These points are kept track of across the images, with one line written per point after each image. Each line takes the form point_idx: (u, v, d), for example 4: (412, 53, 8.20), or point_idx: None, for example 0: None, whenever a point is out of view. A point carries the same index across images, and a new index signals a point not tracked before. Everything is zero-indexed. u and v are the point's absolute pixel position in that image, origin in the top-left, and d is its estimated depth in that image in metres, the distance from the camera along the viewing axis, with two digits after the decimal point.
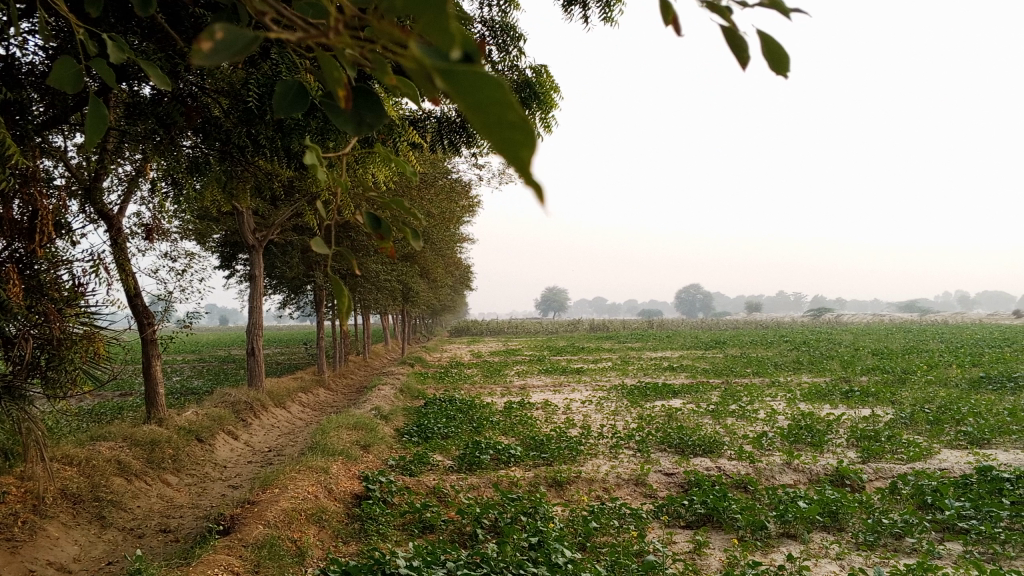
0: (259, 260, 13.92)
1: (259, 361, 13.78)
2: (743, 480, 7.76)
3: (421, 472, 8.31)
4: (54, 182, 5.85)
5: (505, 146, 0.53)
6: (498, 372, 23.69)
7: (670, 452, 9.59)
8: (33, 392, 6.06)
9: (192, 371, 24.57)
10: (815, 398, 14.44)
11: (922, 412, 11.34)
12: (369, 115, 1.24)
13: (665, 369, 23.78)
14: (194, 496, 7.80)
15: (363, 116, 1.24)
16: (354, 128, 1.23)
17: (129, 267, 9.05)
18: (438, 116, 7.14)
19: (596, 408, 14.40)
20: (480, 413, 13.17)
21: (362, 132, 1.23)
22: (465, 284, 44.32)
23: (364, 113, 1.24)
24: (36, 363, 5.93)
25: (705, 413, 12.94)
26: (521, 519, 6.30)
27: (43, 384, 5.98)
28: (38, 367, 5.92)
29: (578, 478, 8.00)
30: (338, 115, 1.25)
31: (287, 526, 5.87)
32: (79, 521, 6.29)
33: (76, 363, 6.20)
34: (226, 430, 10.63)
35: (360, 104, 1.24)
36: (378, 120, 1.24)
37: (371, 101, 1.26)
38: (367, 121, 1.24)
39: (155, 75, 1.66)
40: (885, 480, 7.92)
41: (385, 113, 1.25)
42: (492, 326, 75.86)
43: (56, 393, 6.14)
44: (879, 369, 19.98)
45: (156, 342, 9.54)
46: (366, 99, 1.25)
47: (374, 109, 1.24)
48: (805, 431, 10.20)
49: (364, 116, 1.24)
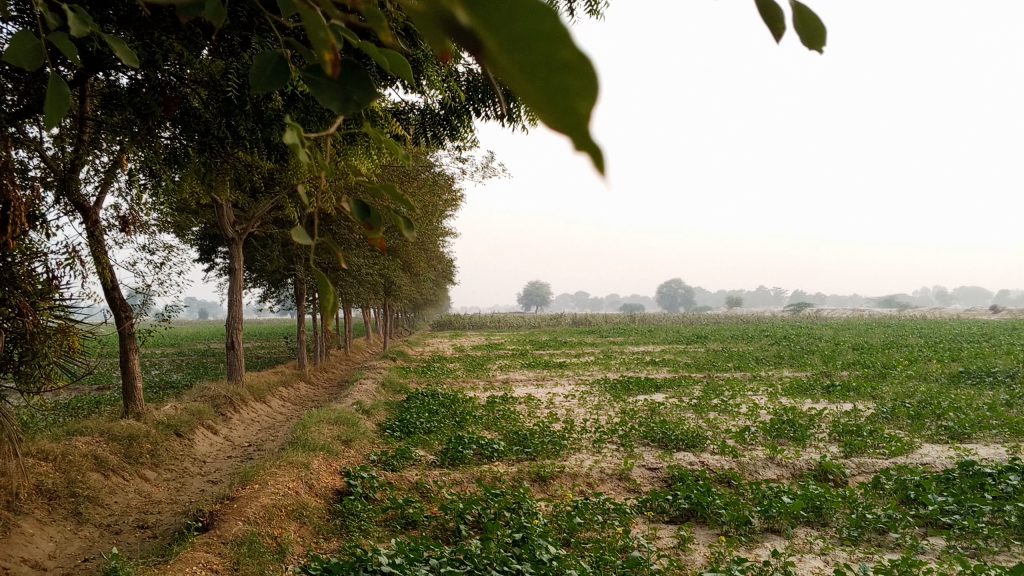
0: (239, 253, 13.77)
1: (239, 355, 13.65)
2: (727, 475, 7.76)
3: (403, 467, 8.25)
4: (27, 173, 5.73)
5: (555, 101, 0.40)
6: (481, 366, 23.65)
7: (653, 447, 9.58)
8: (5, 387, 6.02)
9: (171, 365, 24.34)
10: (796, 392, 14.50)
11: (903, 407, 11.41)
12: (357, 94, 1.05)
13: (648, 363, 23.83)
14: (172, 492, 7.70)
15: (350, 92, 1.05)
16: (340, 107, 1.04)
17: (106, 259, 8.92)
18: (421, 107, 7.05)
19: (579, 402, 14.38)
20: (463, 407, 13.12)
21: (349, 112, 1.04)
22: (448, 278, 44.25)
23: (351, 91, 1.05)
24: (8, 359, 5.88)
25: (688, 407, 12.96)
26: (505, 514, 6.25)
27: (14, 380, 5.96)
28: (10, 363, 5.87)
29: (562, 473, 7.96)
30: (321, 92, 1.06)
31: (267, 522, 5.79)
32: (55, 517, 6.18)
33: (50, 357, 6.10)
34: (206, 425, 10.52)
35: (348, 80, 1.05)
36: (368, 98, 1.05)
37: (360, 77, 1.08)
38: (355, 100, 1.04)
39: (124, 52, 1.61)
40: (867, 474, 7.94)
41: (376, 92, 1.05)
42: (474, 321, 75.94)
43: (29, 388, 6.10)
44: (859, 363, 20.11)
45: (134, 336, 9.41)
46: (355, 76, 1.06)
47: (364, 87, 1.05)
48: (787, 426, 10.23)
49: (352, 94, 1.05)
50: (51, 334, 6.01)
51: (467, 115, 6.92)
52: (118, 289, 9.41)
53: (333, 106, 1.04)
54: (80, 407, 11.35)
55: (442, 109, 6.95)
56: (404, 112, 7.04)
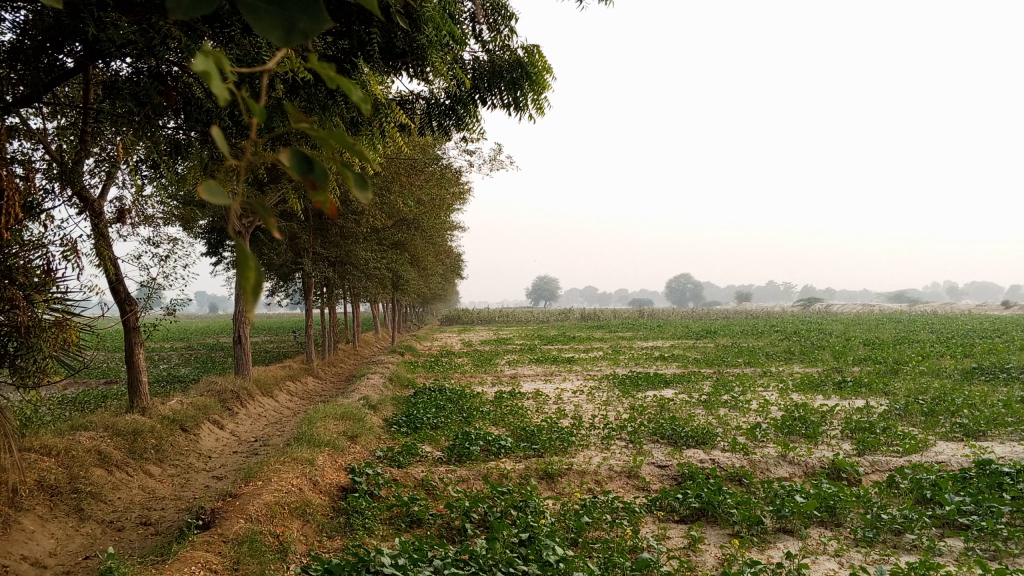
0: (245, 247, 13.73)
1: (246, 349, 13.61)
2: (738, 473, 7.65)
3: (410, 464, 8.15)
4: (23, 163, 5.66)
5: None
6: (489, 361, 23.58)
7: (663, 444, 9.47)
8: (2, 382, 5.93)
9: (180, 359, 24.38)
10: (807, 388, 14.36)
11: (916, 403, 11.27)
12: (303, 19, 0.93)
13: (657, 358, 23.71)
14: (177, 487, 7.63)
15: (293, 19, 0.93)
16: (282, 38, 0.92)
17: (109, 253, 8.86)
18: (426, 97, 6.92)
19: (588, 398, 14.28)
20: (470, 403, 13.03)
21: (291, 45, 0.93)
22: (455, 272, 44.26)
23: (295, 14, 0.93)
24: (4, 354, 5.76)
25: (698, 403, 12.84)
26: (511, 513, 6.16)
27: (10, 373, 5.87)
28: (5, 358, 5.75)
29: (570, 470, 7.86)
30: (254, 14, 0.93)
31: (270, 520, 5.72)
32: (56, 514, 6.11)
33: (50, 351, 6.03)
34: (212, 420, 10.47)
35: (290, 1, 0.91)
36: (316, 26, 0.94)
37: None
38: (301, 29, 0.93)
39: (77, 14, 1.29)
40: (882, 473, 7.82)
41: (324, 14, 0.94)
42: (483, 315, 75.98)
43: (25, 382, 6.01)
44: (870, 358, 19.95)
45: (139, 330, 9.35)
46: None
47: (310, 10, 0.93)
48: (800, 422, 10.10)
49: (299, 21, 0.93)
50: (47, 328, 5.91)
51: (473, 105, 6.78)
52: (123, 283, 9.36)
53: (274, 38, 0.91)
54: (87, 402, 11.34)
55: (448, 99, 6.82)
56: (409, 101, 6.92)
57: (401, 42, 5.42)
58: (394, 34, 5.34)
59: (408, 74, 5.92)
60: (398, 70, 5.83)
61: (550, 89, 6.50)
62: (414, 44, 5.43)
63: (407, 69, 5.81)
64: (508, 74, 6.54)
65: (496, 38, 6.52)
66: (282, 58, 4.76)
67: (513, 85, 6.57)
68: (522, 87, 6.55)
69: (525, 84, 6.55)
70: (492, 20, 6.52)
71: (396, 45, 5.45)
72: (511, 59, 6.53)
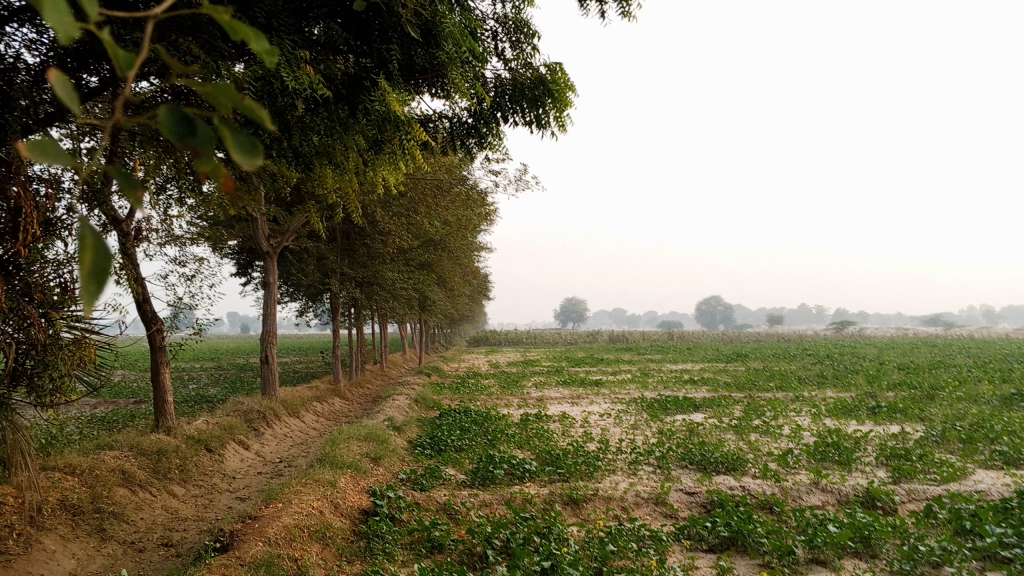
0: (273, 267, 13.81)
1: (273, 369, 13.64)
2: (769, 501, 7.46)
3: (432, 487, 8.07)
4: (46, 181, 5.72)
5: None
6: (516, 383, 23.44)
7: (692, 470, 9.28)
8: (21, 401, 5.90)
9: (210, 379, 24.52)
10: (841, 414, 14.05)
11: (953, 430, 10.96)
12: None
13: (686, 381, 23.43)
14: (199, 508, 7.60)
15: None
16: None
17: (137, 271, 8.94)
18: (450, 116, 6.90)
19: (615, 422, 14.09)
20: (495, 425, 12.92)
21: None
22: (483, 294, 44.28)
23: None
24: (20, 370, 5.75)
25: (728, 428, 12.60)
26: (533, 540, 6.04)
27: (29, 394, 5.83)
28: (22, 375, 5.75)
29: (595, 496, 7.72)
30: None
31: (288, 543, 5.65)
32: (78, 533, 6.09)
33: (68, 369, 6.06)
34: (237, 440, 10.45)
35: None
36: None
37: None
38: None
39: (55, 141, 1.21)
40: (918, 502, 7.58)
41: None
42: (511, 337, 75.84)
43: (44, 402, 5.97)
44: (906, 383, 19.54)
45: (165, 349, 9.40)
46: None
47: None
48: (832, 448, 9.86)
49: None
50: (64, 345, 5.94)
51: (496, 122, 6.75)
52: (151, 302, 9.42)
53: None
54: (114, 421, 11.38)
55: (470, 117, 6.78)
56: (432, 120, 6.91)
57: (422, 60, 5.42)
58: (415, 51, 5.34)
59: (429, 92, 5.92)
60: (419, 88, 5.84)
61: (572, 106, 6.45)
62: (435, 62, 5.44)
63: (429, 87, 5.80)
64: (530, 91, 6.51)
65: (518, 55, 6.50)
66: (303, 76, 4.78)
67: (535, 102, 6.53)
68: (544, 105, 6.50)
69: (547, 102, 6.51)
70: (514, 38, 6.51)
71: (416, 63, 5.46)
72: (534, 77, 6.51)
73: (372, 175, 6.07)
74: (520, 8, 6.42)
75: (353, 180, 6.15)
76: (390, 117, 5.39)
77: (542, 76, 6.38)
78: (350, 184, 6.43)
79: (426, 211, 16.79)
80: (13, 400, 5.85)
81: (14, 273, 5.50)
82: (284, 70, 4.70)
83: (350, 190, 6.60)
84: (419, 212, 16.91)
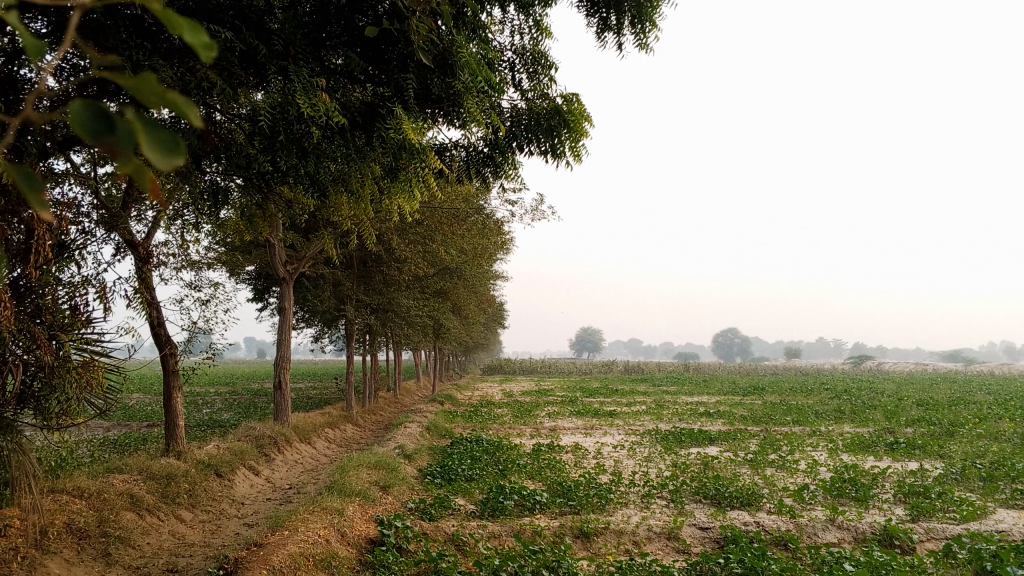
0: (289, 293, 13.86)
1: (285, 395, 13.63)
2: (783, 537, 7.32)
3: (441, 517, 7.98)
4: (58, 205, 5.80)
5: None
6: (529, 413, 23.32)
7: (705, 504, 9.14)
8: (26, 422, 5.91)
9: (223, 403, 24.55)
10: (859, 449, 13.84)
11: (973, 468, 10.76)
12: None
13: (701, 414, 23.24)
14: (206, 534, 7.54)
15: None
16: None
17: (152, 295, 8.99)
18: (465, 144, 6.91)
19: (629, 453, 13.95)
20: (507, 455, 12.82)
21: None
22: (498, 322, 44.30)
23: None
24: (26, 392, 5.76)
25: (743, 462, 12.42)
26: (542, 574, 5.94)
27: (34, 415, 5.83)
28: (29, 397, 5.77)
29: (606, 529, 7.60)
30: None
31: (293, 572, 5.57)
32: (83, 557, 6.05)
33: (77, 392, 6.03)
34: (248, 465, 10.41)
35: None
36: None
37: None
38: None
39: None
40: (937, 541, 7.41)
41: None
42: (525, 366, 75.70)
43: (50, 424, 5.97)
44: (925, 419, 19.28)
45: (178, 373, 9.40)
46: None
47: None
48: (849, 484, 9.70)
49: None
50: (73, 368, 5.91)
51: (511, 152, 6.75)
52: (166, 326, 9.45)
53: None
54: (126, 444, 11.39)
55: (486, 146, 6.79)
56: (448, 149, 6.92)
57: (438, 89, 5.43)
58: (431, 81, 5.36)
59: (445, 121, 5.93)
60: (435, 117, 5.84)
61: (588, 136, 6.44)
62: (451, 91, 5.45)
63: (444, 116, 5.81)
64: (546, 121, 6.51)
65: (534, 86, 6.51)
66: (318, 103, 4.80)
67: (551, 132, 6.53)
68: (559, 135, 6.50)
69: (563, 131, 6.50)
70: (531, 68, 6.53)
71: (432, 92, 5.48)
72: (550, 107, 6.52)
73: (387, 203, 6.06)
74: (537, 39, 6.45)
75: (368, 208, 6.14)
76: (405, 145, 5.39)
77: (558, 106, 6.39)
78: (365, 212, 6.43)
79: (442, 240, 16.83)
80: (20, 421, 5.84)
81: (26, 294, 5.57)
82: (300, 97, 4.72)
83: (365, 218, 6.61)
84: (435, 240, 16.95)
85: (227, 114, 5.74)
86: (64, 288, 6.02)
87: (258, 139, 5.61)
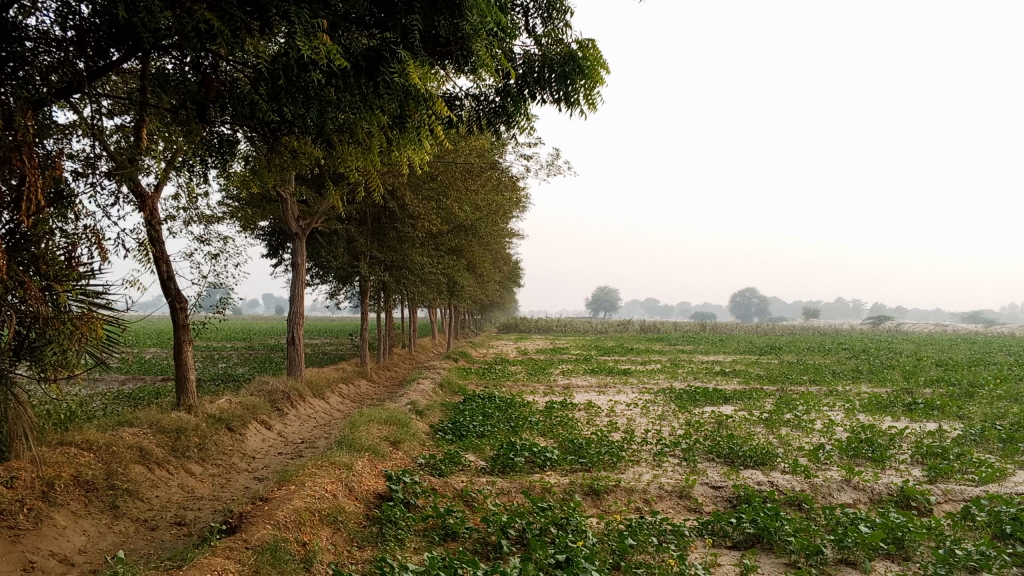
0: (302, 248, 13.74)
1: (298, 350, 13.62)
2: (797, 498, 7.20)
3: (451, 472, 7.94)
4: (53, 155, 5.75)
5: None
6: (543, 371, 23.25)
7: (718, 463, 9.03)
8: (23, 372, 5.92)
9: (240, 359, 24.70)
10: (875, 409, 13.67)
11: (993, 429, 10.58)
12: None
13: (716, 372, 23.12)
14: (216, 488, 7.53)
15: None
16: None
17: (161, 248, 8.92)
18: (476, 94, 6.72)
19: (642, 411, 13.86)
20: (520, 412, 12.76)
21: None
22: (514, 280, 44.24)
23: None
24: (22, 344, 5.73)
25: (758, 421, 12.30)
26: (551, 531, 5.89)
27: (31, 366, 5.83)
28: (24, 348, 5.72)
29: (617, 487, 7.52)
30: None
31: (298, 527, 5.53)
32: (91, 510, 6.05)
33: (72, 343, 5.93)
34: (260, 420, 10.41)
35: None
36: None
37: None
38: None
39: None
40: (955, 503, 7.27)
41: None
42: (541, 324, 75.81)
43: (48, 375, 5.99)
44: (942, 380, 19.06)
45: (188, 327, 9.34)
46: None
47: None
48: (865, 445, 9.56)
49: None
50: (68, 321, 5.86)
51: (524, 101, 6.55)
52: (177, 280, 9.38)
53: None
54: (139, 398, 11.44)
55: (498, 95, 6.58)
56: (458, 98, 6.73)
57: (445, 32, 5.19)
58: (438, 23, 5.11)
59: (454, 67, 5.69)
60: (443, 62, 5.60)
61: (603, 85, 6.22)
62: (459, 34, 5.19)
63: (453, 62, 5.56)
64: (559, 68, 6.30)
65: (548, 32, 6.26)
66: (319, 45, 4.59)
67: (564, 79, 6.31)
68: (574, 82, 6.30)
69: (577, 79, 6.30)
70: (545, 14, 6.29)
71: (440, 35, 5.23)
72: (563, 53, 6.30)
73: (395, 154, 5.88)
74: None
75: (376, 158, 5.94)
76: (411, 91, 5.17)
77: (572, 52, 6.19)
78: (373, 164, 6.24)
79: (456, 196, 16.64)
80: (17, 373, 5.85)
81: (21, 244, 5.53)
82: (300, 40, 4.53)
83: (374, 170, 6.43)
84: (448, 196, 16.76)
85: (231, 60, 5.56)
86: (62, 237, 5.94)
87: (262, 87, 5.43)
